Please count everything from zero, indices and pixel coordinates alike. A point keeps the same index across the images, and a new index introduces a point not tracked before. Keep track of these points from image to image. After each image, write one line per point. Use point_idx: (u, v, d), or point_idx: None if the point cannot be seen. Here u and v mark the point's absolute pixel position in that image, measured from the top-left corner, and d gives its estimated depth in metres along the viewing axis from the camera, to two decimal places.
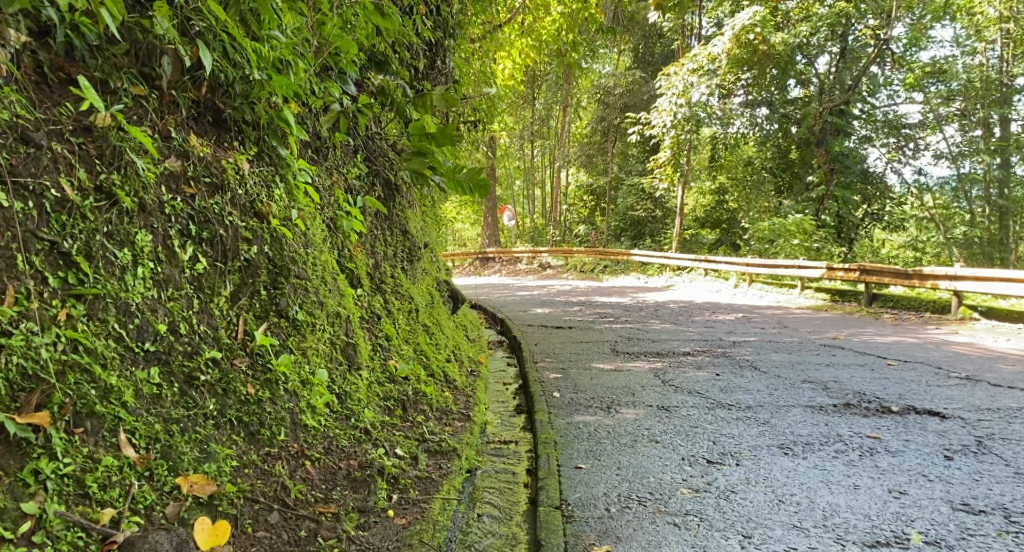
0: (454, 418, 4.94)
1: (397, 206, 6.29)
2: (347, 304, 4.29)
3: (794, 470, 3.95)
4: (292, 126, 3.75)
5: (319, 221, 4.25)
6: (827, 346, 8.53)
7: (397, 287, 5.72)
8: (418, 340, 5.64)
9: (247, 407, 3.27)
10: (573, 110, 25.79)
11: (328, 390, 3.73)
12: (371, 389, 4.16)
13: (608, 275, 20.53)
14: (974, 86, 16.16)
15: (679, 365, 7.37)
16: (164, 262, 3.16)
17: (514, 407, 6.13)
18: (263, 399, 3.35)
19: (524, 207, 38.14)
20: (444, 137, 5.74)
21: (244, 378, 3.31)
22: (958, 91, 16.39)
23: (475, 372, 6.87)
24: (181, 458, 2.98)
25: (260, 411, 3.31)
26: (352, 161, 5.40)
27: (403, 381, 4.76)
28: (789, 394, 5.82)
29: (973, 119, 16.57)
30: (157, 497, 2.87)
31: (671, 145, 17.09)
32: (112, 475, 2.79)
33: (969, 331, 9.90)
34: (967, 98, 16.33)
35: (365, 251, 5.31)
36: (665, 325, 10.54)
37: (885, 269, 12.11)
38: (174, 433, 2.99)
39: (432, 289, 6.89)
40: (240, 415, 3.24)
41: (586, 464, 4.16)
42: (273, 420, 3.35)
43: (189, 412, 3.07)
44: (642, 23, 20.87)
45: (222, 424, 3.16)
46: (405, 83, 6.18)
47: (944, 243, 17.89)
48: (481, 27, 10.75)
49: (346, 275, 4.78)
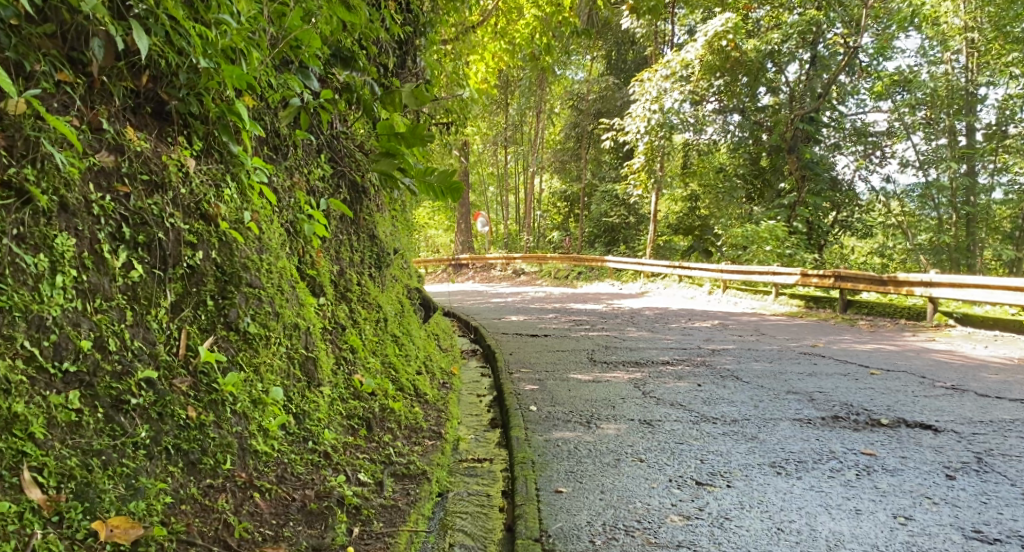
0: (423, 436, 4.62)
1: (364, 210, 5.95)
2: (308, 314, 3.98)
3: (790, 493, 3.67)
4: (246, 121, 3.43)
5: (276, 224, 3.94)
6: (808, 355, 8.27)
7: (363, 295, 5.40)
8: (385, 351, 5.32)
9: (186, 433, 2.93)
10: (546, 117, 25.63)
11: (283, 410, 3.43)
12: (331, 408, 3.85)
13: (581, 282, 20.29)
14: (939, 95, 16.01)
15: (659, 376, 7.06)
16: (91, 270, 2.82)
17: (488, 422, 5.86)
18: (206, 423, 3.01)
19: (497, 213, 37.91)
20: (413, 137, 5.44)
21: (184, 400, 2.97)
22: (924, 100, 16.14)
23: (447, 384, 6.55)
24: (102, 496, 2.62)
25: (202, 437, 2.98)
26: (313, 160, 5.08)
27: (369, 397, 4.45)
28: (775, 407, 5.56)
29: (938, 127, 16.49)
30: (66, 546, 2.50)
31: (645, 150, 16.85)
32: (9, 523, 2.41)
33: (947, 338, 9.72)
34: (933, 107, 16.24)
35: (327, 258, 4.99)
36: (643, 334, 10.25)
37: (860, 275, 11.95)
38: (94, 468, 2.64)
39: (402, 297, 6.54)
40: (179, 443, 2.90)
41: (567, 488, 3.85)
42: (217, 447, 3.02)
43: (114, 442, 2.71)
44: (615, 28, 20.73)
45: (155, 454, 2.82)
46: (373, 79, 5.86)
47: (911, 249, 17.87)
48: (453, 28, 10.49)
49: (307, 283, 4.48)
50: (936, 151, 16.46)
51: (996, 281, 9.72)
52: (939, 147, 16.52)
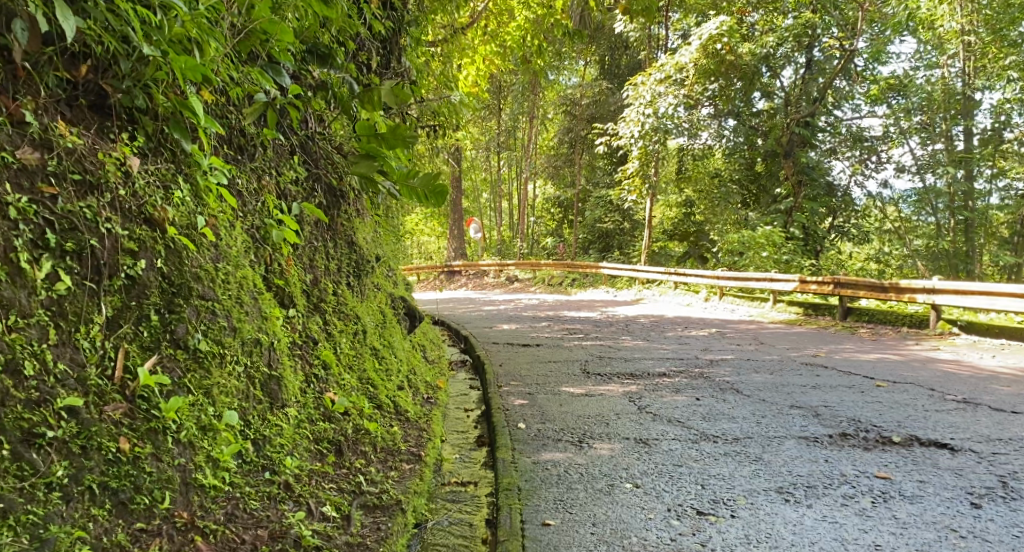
0: (401, 460, 4.29)
1: (342, 215, 5.61)
2: (273, 328, 3.67)
3: (801, 525, 3.37)
4: (200, 116, 3.12)
5: (237, 230, 3.63)
6: (810, 366, 7.93)
7: (339, 305, 5.07)
8: (363, 365, 5.01)
9: (116, 469, 2.68)
10: (540, 122, 25.28)
11: (238, 437, 3.15)
12: (296, 431, 3.55)
13: (575, 289, 19.97)
14: (934, 99, 15.82)
15: (655, 389, 6.73)
16: (4, 282, 2.58)
17: (475, 439, 5.54)
18: (142, 456, 2.76)
19: (491, 219, 37.55)
20: (394, 139, 5.14)
21: (115, 430, 2.72)
22: (919, 105, 16.11)
23: (432, 399, 6.20)
24: None
25: (136, 472, 2.73)
26: (283, 162, 4.76)
27: (341, 417, 4.15)
28: (779, 423, 5.22)
29: (935, 131, 16.25)
30: None
31: (639, 155, 16.48)
32: None
33: (952, 348, 9.38)
34: (929, 111, 16.00)
35: (298, 266, 4.67)
36: (638, 343, 9.91)
37: (859, 282, 11.63)
38: None
39: (385, 307, 6.20)
40: (105, 480, 2.65)
41: (556, 520, 3.53)
42: (154, 484, 2.77)
43: (22, 482, 2.48)
44: (608, 31, 20.43)
45: (74, 495, 2.58)
46: (352, 76, 5.52)
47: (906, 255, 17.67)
48: (441, 29, 10.12)
49: (274, 294, 4.17)
50: (934, 156, 16.22)
51: (1001, 289, 9.39)
52: (936, 152, 16.29)
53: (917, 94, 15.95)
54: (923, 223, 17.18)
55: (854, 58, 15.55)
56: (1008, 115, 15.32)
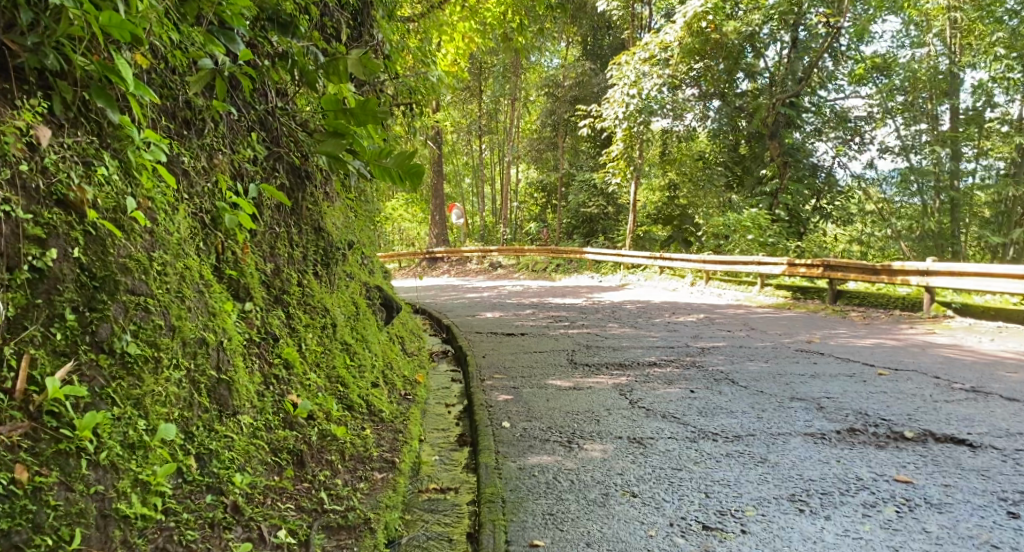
0: (371, 468, 3.95)
1: (307, 198, 5.18)
2: (223, 325, 3.41)
3: (820, 543, 3.08)
4: (126, 81, 2.86)
5: (181, 217, 3.35)
6: (805, 352, 7.53)
7: (306, 297, 4.67)
8: (332, 361, 4.64)
9: (10, 506, 2.43)
10: (522, 104, 24.85)
11: (175, 455, 2.89)
12: (249, 441, 3.29)
13: (560, 274, 19.62)
14: (920, 78, 15.20)
15: (645, 381, 6.35)
16: None
17: (455, 438, 5.16)
18: (45, 485, 2.51)
19: (473, 204, 36.96)
20: (364, 114, 4.69)
21: (11, 457, 2.47)
22: (904, 83, 15.50)
23: (409, 395, 5.77)
24: None
25: (37, 505, 2.48)
26: (239, 140, 4.37)
27: (304, 423, 3.78)
28: (781, 418, 4.84)
29: (919, 110, 15.82)
30: None
31: (624, 137, 16.03)
32: None
33: (948, 330, 8.99)
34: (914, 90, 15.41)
35: (256, 255, 4.29)
36: (625, 331, 9.53)
37: (850, 264, 11.28)
38: None
39: (358, 299, 5.76)
40: None
41: (545, 541, 3.22)
42: (60, 519, 2.51)
43: None
44: (591, 10, 19.97)
45: None
46: (317, 46, 5.08)
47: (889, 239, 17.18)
48: (420, 4, 9.72)
49: (227, 287, 3.90)
50: (917, 137, 15.79)
51: (998, 268, 9.01)
52: (919, 132, 15.88)
53: (901, 73, 15.51)
54: (904, 204, 16.50)
55: (839, 38, 15.20)
56: (990, 95, 15.10)
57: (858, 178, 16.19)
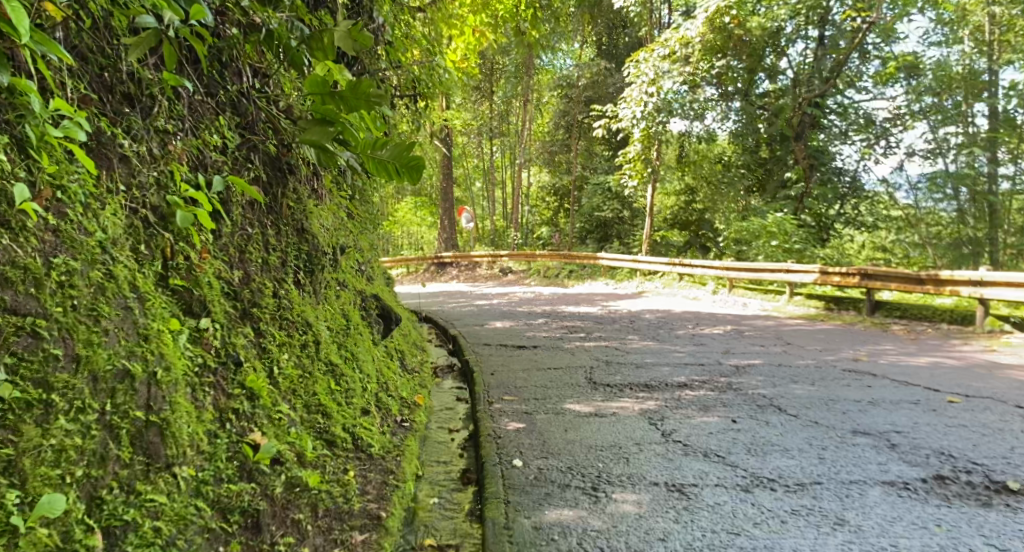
0: (351, 527, 3.37)
1: (289, 194, 4.34)
2: (169, 349, 2.86)
3: None
4: (19, 30, 2.39)
5: (111, 216, 2.83)
6: (855, 373, 6.65)
7: (281, 310, 3.89)
8: (313, 386, 3.86)
9: None
10: (534, 107, 24.06)
11: (54, 533, 2.37)
12: (188, 503, 2.74)
13: (573, 281, 18.79)
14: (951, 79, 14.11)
15: (676, 406, 5.53)
16: None
17: (459, 474, 4.38)
18: None
19: (484, 208, 36.18)
20: (355, 97, 3.92)
21: None
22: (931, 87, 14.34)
23: (406, 421, 4.98)
24: None
25: None
26: (203, 124, 3.63)
27: (269, 471, 3.16)
28: (851, 458, 4.03)
29: (950, 111, 14.38)
30: None
31: (641, 138, 15.23)
32: None
33: (1009, 347, 8.02)
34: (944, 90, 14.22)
35: (219, 261, 3.52)
36: (648, 344, 8.69)
37: (891, 272, 10.34)
38: None
39: (350, 309, 4.96)
40: None
41: None
42: None
43: None
44: (607, 7, 19.19)
45: None
46: (301, 19, 4.27)
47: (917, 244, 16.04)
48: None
49: (176, 303, 3.14)
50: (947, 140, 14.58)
51: None
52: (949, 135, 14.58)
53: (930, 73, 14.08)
54: (928, 209, 15.41)
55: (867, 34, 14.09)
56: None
57: (884, 182, 15.17)
